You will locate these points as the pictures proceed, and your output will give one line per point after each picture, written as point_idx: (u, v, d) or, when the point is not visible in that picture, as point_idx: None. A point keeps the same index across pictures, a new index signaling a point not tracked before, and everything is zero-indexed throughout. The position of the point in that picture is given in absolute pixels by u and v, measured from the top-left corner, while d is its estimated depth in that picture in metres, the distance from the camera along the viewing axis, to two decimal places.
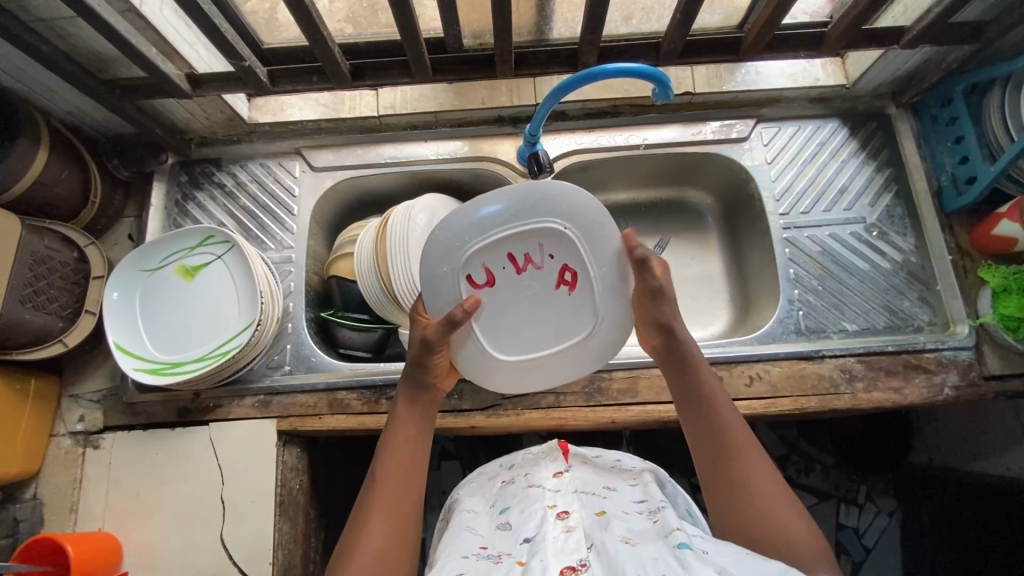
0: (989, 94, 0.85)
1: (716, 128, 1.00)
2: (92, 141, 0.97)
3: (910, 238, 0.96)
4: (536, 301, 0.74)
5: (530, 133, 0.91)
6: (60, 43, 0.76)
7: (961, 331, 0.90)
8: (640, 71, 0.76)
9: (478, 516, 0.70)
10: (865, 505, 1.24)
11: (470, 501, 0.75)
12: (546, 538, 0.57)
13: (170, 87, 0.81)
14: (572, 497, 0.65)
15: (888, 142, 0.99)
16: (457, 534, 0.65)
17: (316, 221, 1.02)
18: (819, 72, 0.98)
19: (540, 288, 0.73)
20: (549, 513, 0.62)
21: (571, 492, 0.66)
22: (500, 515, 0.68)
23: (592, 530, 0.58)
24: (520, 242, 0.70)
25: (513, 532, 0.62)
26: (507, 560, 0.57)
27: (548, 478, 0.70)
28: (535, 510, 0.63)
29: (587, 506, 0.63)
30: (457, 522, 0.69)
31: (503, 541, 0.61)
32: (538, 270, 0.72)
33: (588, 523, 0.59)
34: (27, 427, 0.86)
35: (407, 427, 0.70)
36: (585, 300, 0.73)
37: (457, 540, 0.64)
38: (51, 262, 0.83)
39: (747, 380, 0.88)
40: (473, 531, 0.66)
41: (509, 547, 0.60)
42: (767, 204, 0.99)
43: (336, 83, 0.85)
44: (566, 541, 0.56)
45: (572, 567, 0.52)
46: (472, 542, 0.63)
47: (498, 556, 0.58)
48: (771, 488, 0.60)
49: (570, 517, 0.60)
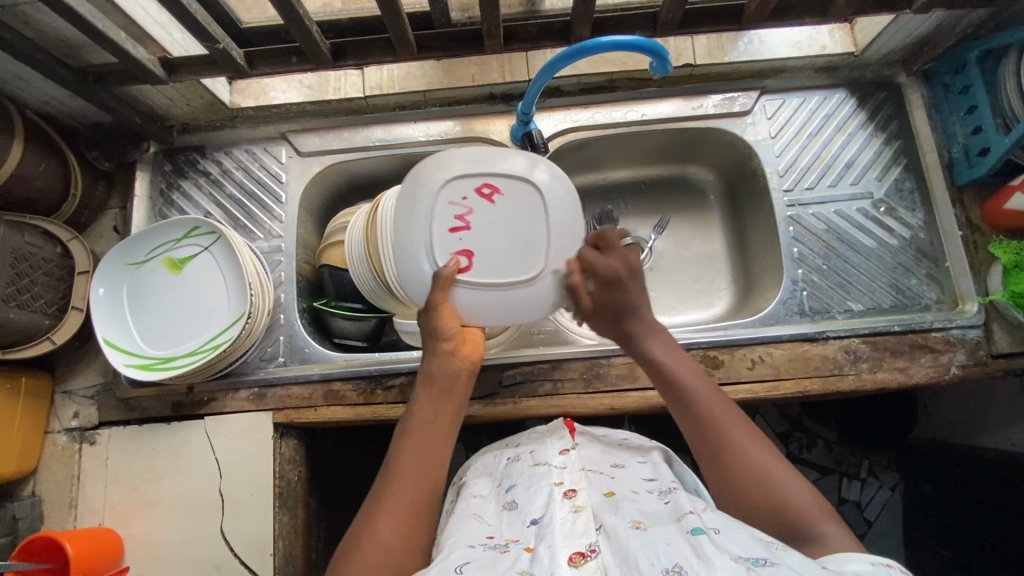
0: (1004, 62, 0.81)
1: (717, 101, 0.96)
2: (70, 131, 0.93)
3: (918, 214, 0.93)
4: (496, 229, 0.71)
5: (523, 112, 0.86)
6: (25, 29, 0.72)
7: (970, 309, 0.87)
8: (636, 44, 0.72)
9: (485, 500, 0.68)
10: (868, 479, 1.25)
11: (477, 485, 0.72)
12: (553, 521, 0.56)
13: (143, 73, 0.77)
14: (579, 475, 0.63)
15: (897, 113, 0.95)
16: (462, 523, 0.63)
17: (305, 207, 0.99)
18: (826, 40, 0.93)
19: (485, 219, 0.71)
20: (556, 491, 0.61)
21: (577, 469, 0.65)
22: (506, 494, 0.67)
23: (602, 511, 0.57)
24: (457, 185, 0.71)
25: (520, 513, 0.61)
26: (515, 548, 0.56)
27: (555, 455, 0.68)
28: (541, 488, 0.63)
29: (594, 485, 0.62)
30: (463, 508, 0.67)
31: (511, 527, 0.60)
32: (472, 211, 0.71)
33: (597, 504, 0.58)
34: (21, 426, 0.85)
35: (426, 412, 0.69)
36: (515, 182, 0.71)
37: (464, 529, 0.62)
38: (33, 259, 0.81)
39: (749, 363, 0.86)
40: (479, 518, 0.64)
41: (517, 532, 0.59)
42: (771, 181, 0.95)
43: (317, 63, 0.81)
44: (574, 524, 0.55)
45: (582, 553, 0.52)
46: (479, 530, 0.61)
47: (505, 544, 0.57)
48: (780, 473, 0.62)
49: (577, 497, 0.59)
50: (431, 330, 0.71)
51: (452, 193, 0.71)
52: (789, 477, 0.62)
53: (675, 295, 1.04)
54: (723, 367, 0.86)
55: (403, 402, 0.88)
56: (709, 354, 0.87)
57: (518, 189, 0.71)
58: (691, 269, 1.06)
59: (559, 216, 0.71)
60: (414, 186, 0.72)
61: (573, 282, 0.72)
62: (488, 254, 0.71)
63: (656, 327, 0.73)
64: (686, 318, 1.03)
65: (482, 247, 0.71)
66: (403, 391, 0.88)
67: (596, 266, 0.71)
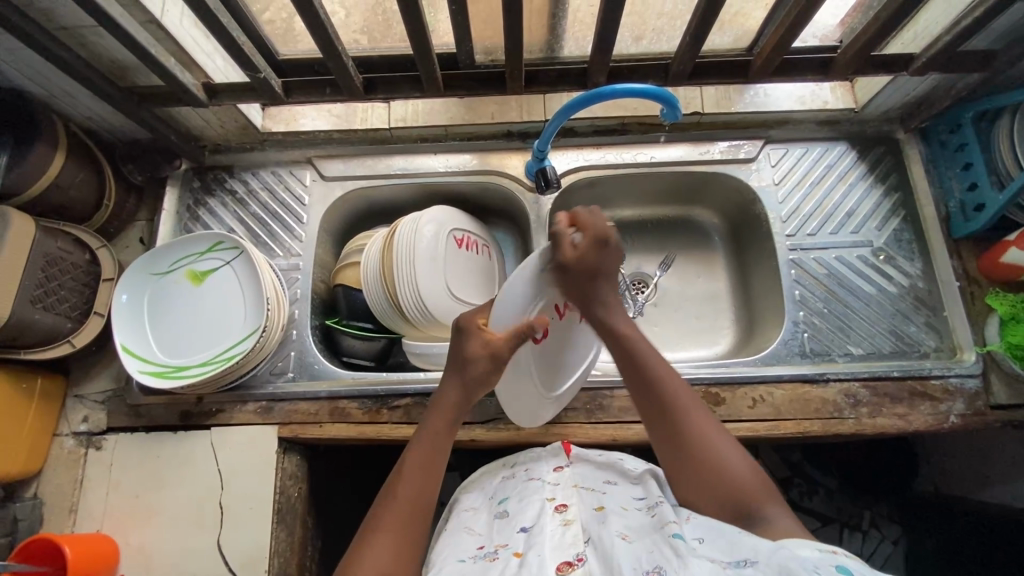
0: (998, 123, 0.85)
1: (723, 148, 1.01)
2: (108, 145, 0.98)
3: (917, 264, 0.95)
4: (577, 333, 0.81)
5: (539, 150, 0.92)
6: (82, 51, 0.77)
7: (968, 358, 0.89)
8: (649, 92, 0.77)
9: (478, 513, 0.70)
10: (869, 531, 1.22)
11: (469, 499, 0.74)
12: (544, 532, 0.59)
13: (186, 97, 0.82)
14: (571, 491, 0.66)
15: (896, 166, 0.99)
16: (455, 536, 0.66)
17: (325, 229, 1.03)
18: (828, 96, 0.99)
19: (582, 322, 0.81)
20: (548, 505, 0.64)
21: (570, 486, 0.67)
22: (499, 505, 0.69)
23: (590, 524, 0.59)
24: None
25: (510, 521, 0.64)
26: (504, 554, 0.58)
27: (548, 472, 0.71)
28: (534, 501, 0.65)
29: (585, 501, 0.64)
30: (456, 521, 0.70)
31: (501, 533, 0.63)
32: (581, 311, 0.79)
33: (586, 518, 0.60)
34: (32, 427, 0.87)
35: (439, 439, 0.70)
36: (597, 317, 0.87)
37: (452, 544, 0.64)
38: (63, 264, 0.84)
39: (750, 402, 0.87)
40: (471, 530, 0.67)
41: (507, 538, 0.61)
42: (774, 225, 0.99)
43: (349, 96, 0.87)
44: (563, 536, 0.58)
45: (569, 562, 0.54)
46: (470, 541, 0.64)
47: (495, 552, 0.59)
48: (714, 439, 0.65)
49: (568, 511, 0.62)
50: (477, 375, 0.70)
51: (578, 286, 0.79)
52: (729, 450, 0.64)
53: (678, 331, 1.06)
54: (724, 404, 0.87)
55: (407, 423, 0.89)
56: (711, 391, 0.88)
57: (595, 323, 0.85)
58: (695, 306, 1.09)
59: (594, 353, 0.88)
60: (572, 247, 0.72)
61: (558, 229, 0.68)
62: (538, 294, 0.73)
63: (617, 299, 0.73)
64: (689, 355, 1.04)
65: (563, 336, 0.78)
66: (408, 412, 0.90)
67: (559, 257, 0.67)
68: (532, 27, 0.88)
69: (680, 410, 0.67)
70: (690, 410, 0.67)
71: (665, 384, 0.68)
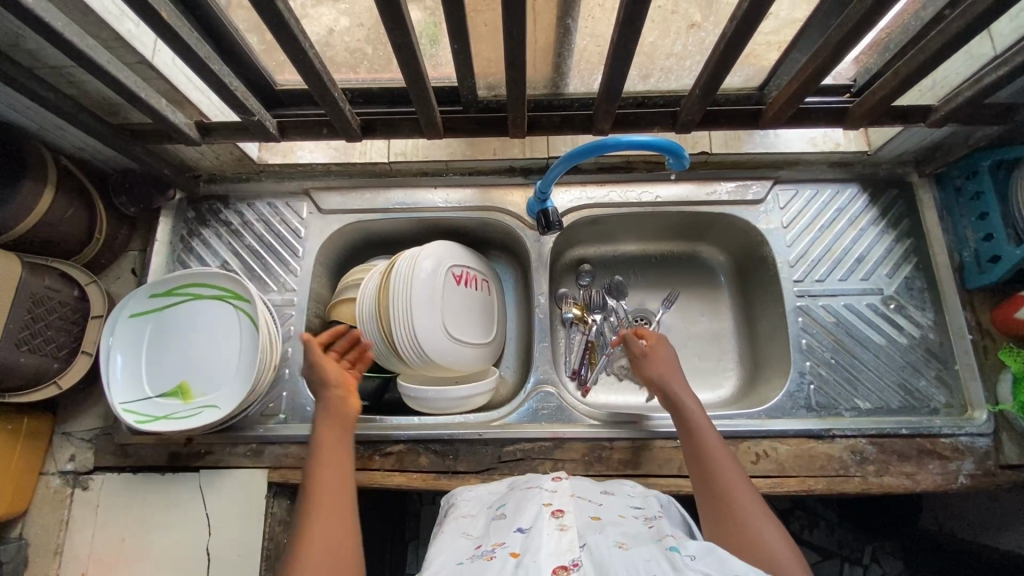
0: (1016, 174, 0.82)
1: (731, 188, 0.98)
2: (101, 174, 0.96)
3: (928, 314, 0.92)
4: (452, 299, 0.92)
5: (541, 191, 0.89)
6: (70, 88, 0.75)
7: (979, 416, 0.86)
8: (653, 144, 0.75)
9: (474, 521, 0.67)
10: (870, 565, 1.20)
11: (466, 505, 0.71)
12: (541, 534, 0.55)
13: (179, 135, 0.79)
14: (568, 498, 0.63)
15: (909, 211, 0.97)
16: (450, 539, 0.63)
17: (321, 263, 1.01)
18: (840, 138, 0.96)
19: (451, 287, 0.92)
20: (545, 510, 0.60)
21: (567, 493, 0.64)
22: (497, 510, 0.66)
23: (587, 531, 0.56)
24: (457, 260, 0.95)
25: (507, 522, 0.61)
26: (500, 553, 0.55)
27: (547, 479, 0.68)
28: (530, 506, 0.62)
29: (581, 509, 0.61)
30: (451, 528, 0.66)
31: (497, 533, 0.59)
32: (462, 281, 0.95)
33: (583, 525, 0.58)
34: (17, 468, 0.85)
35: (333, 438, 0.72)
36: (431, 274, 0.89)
37: (449, 546, 0.61)
38: (50, 303, 0.82)
39: (753, 457, 0.85)
40: (467, 535, 0.63)
41: (503, 538, 0.58)
42: (782, 269, 0.96)
43: (346, 137, 0.84)
44: (560, 540, 0.55)
45: (564, 566, 0.51)
46: (465, 545, 0.61)
47: (491, 551, 0.56)
48: (765, 523, 0.61)
49: (565, 516, 0.58)
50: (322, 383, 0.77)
51: (460, 265, 0.95)
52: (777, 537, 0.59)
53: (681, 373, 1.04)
54: None
55: (400, 471, 0.87)
56: None
57: (427, 282, 0.88)
58: (699, 347, 1.06)
59: (432, 300, 0.88)
60: (447, 257, 0.93)
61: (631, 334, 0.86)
62: (470, 316, 0.94)
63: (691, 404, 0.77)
64: None
65: (460, 307, 0.93)
66: (401, 458, 0.88)
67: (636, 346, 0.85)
68: (537, 66, 0.85)
69: (732, 490, 0.65)
70: (743, 493, 0.64)
71: (718, 463, 0.68)
